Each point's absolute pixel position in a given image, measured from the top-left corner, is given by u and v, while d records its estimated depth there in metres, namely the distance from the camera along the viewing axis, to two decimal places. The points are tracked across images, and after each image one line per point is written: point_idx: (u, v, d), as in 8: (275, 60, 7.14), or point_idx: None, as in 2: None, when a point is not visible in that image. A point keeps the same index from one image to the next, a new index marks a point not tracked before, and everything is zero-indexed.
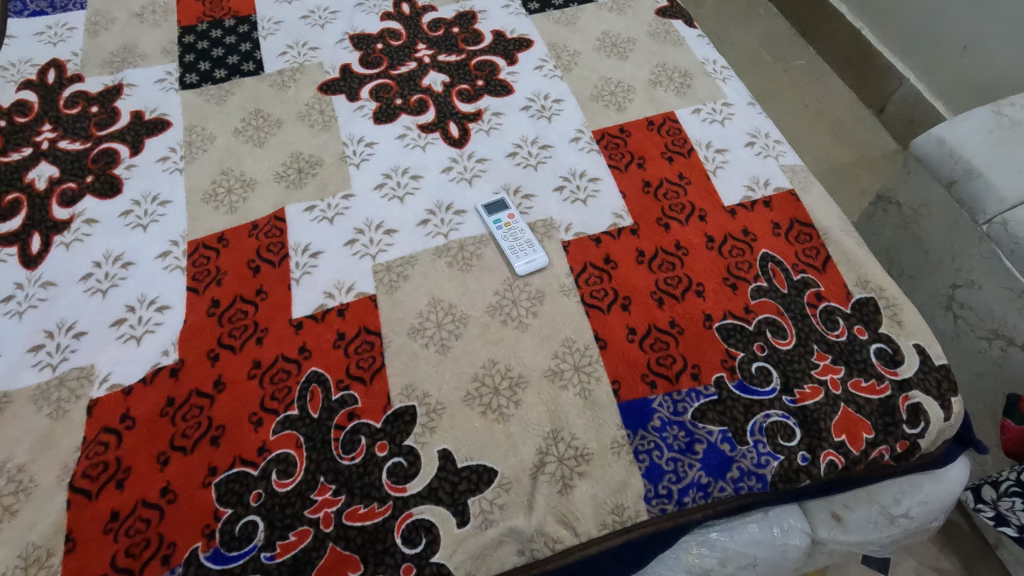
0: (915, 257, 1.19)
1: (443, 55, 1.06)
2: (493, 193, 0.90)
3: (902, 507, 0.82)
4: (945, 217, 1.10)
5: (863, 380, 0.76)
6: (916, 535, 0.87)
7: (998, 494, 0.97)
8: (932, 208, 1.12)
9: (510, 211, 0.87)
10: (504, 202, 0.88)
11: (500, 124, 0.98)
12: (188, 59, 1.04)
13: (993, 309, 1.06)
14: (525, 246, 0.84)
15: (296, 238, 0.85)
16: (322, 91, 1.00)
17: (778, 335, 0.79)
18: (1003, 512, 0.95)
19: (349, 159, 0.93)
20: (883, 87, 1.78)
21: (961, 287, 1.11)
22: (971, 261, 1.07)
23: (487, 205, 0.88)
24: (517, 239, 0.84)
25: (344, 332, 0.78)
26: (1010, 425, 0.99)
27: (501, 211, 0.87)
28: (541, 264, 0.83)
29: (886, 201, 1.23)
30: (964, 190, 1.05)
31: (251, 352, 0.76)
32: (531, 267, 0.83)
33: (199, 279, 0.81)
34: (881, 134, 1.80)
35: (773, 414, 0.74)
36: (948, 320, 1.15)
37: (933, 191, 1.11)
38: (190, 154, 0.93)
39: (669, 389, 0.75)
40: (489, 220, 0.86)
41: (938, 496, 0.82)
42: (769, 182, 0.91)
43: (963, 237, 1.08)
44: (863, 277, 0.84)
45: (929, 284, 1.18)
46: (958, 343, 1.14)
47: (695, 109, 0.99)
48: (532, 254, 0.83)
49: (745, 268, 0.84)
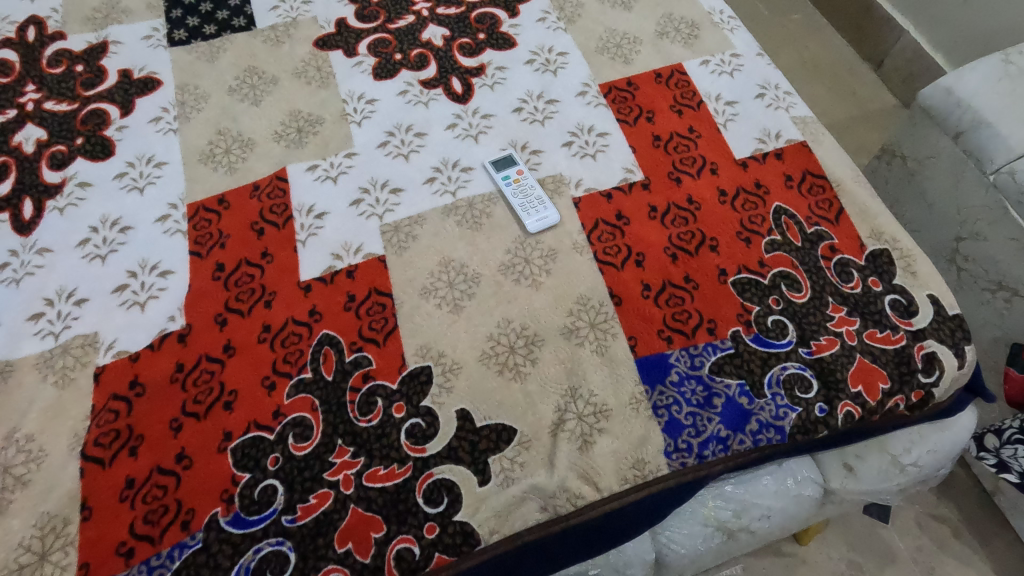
0: (918, 211, 1.19)
1: (442, 7, 1.02)
2: (500, 150, 0.88)
3: (912, 456, 0.83)
4: (951, 169, 1.09)
5: (878, 331, 0.76)
6: (923, 483, 0.89)
7: (1000, 442, 0.98)
8: (937, 159, 1.11)
9: (519, 167, 0.85)
10: (513, 158, 0.86)
11: (504, 79, 0.95)
12: (176, 14, 0.99)
13: (998, 259, 1.06)
14: (535, 202, 0.82)
15: (300, 199, 0.82)
16: (318, 47, 0.97)
17: (792, 289, 0.79)
18: (1006, 458, 0.96)
19: (350, 117, 0.90)
20: (882, 39, 1.75)
21: (965, 240, 1.11)
22: (976, 212, 1.07)
23: (495, 162, 0.86)
24: (527, 196, 0.83)
25: (354, 294, 0.76)
26: (1015, 374, 1.00)
27: (510, 167, 0.85)
28: (553, 221, 0.81)
29: (891, 154, 1.22)
30: (971, 141, 1.04)
31: (260, 316, 0.74)
32: (544, 224, 0.81)
33: (202, 243, 0.79)
34: (879, 87, 1.78)
35: (789, 366, 0.74)
36: (952, 273, 1.15)
37: (939, 142, 1.10)
38: (184, 114, 0.89)
39: (685, 344, 0.74)
40: (497, 177, 0.85)
41: (946, 445, 0.84)
42: (780, 134, 0.90)
43: (968, 189, 1.07)
44: (877, 228, 0.83)
45: (932, 238, 1.17)
46: (961, 296, 1.14)
47: (704, 61, 0.96)
48: (544, 211, 0.82)
49: (758, 221, 0.83)
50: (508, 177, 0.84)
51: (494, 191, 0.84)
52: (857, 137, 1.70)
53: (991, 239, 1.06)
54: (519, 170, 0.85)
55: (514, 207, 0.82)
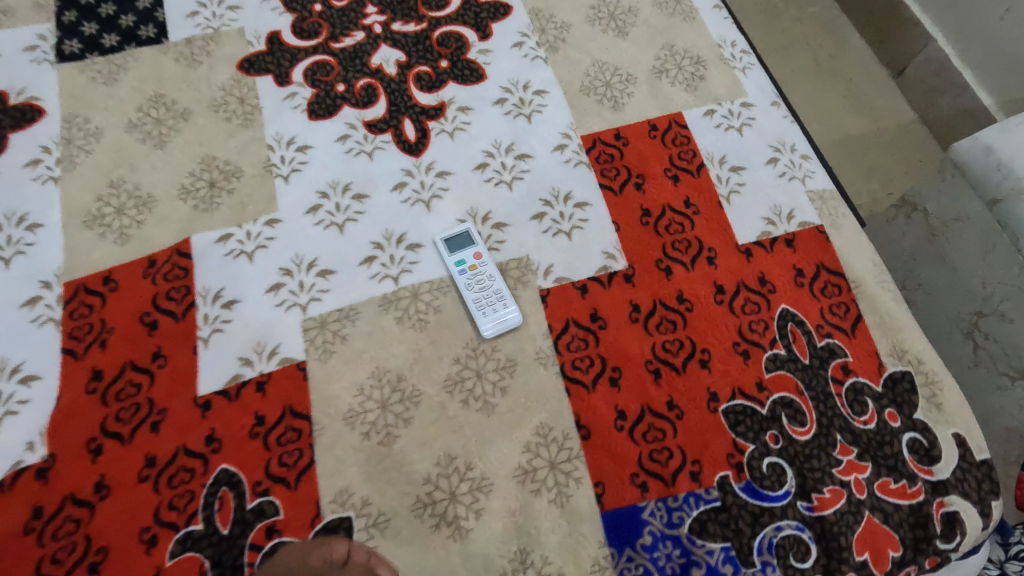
0: (935, 273, 1.05)
1: (399, 23, 0.84)
2: (456, 223, 0.72)
3: None
4: (980, 238, 0.95)
5: (892, 482, 0.64)
6: None
7: None
8: (966, 223, 0.96)
9: (478, 249, 0.70)
10: (471, 236, 0.71)
11: (467, 124, 0.78)
12: (69, 18, 0.81)
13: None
14: (494, 299, 0.68)
15: (205, 281, 0.67)
16: (243, 70, 0.79)
17: (795, 422, 0.66)
18: None
19: (275, 169, 0.73)
20: (903, 43, 1.44)
21: (987, 316, 0.98)
22: (1005, 290, 0.93)
23: (448, 240, 0.71)
24: (484, 289, 0.68)
25: (263, 415, 0.62)
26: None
27: (465, 249, 0.70)
28: (513, 323, 0.67)
29: (910, 207, 1.07)
30: (1009, 213, 0.89)
31: (144, 444, 0.60)
32: (501, 328, 0.67)
33: (78, 337, 0.64)
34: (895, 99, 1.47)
35: (785, 526, 0.61)
36: (967, 348, 1.02)
37: (971, 204, 0.95)
38: (69, 158, 0.73)
39: (662, 494, 0.62)
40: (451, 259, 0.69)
41: None
42: (793, 214, 0.75)
43: (999, 263, 0.93)
44: (901, 344, 0.69)
45: (949, 306, 1.04)
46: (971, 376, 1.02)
47: (709, 110, 0.80)
48: (503, 310, 0.67)
49: (760, 330, 0.69)
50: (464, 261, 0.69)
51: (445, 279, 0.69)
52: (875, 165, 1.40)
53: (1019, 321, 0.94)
54: (477, 252, 0.70)
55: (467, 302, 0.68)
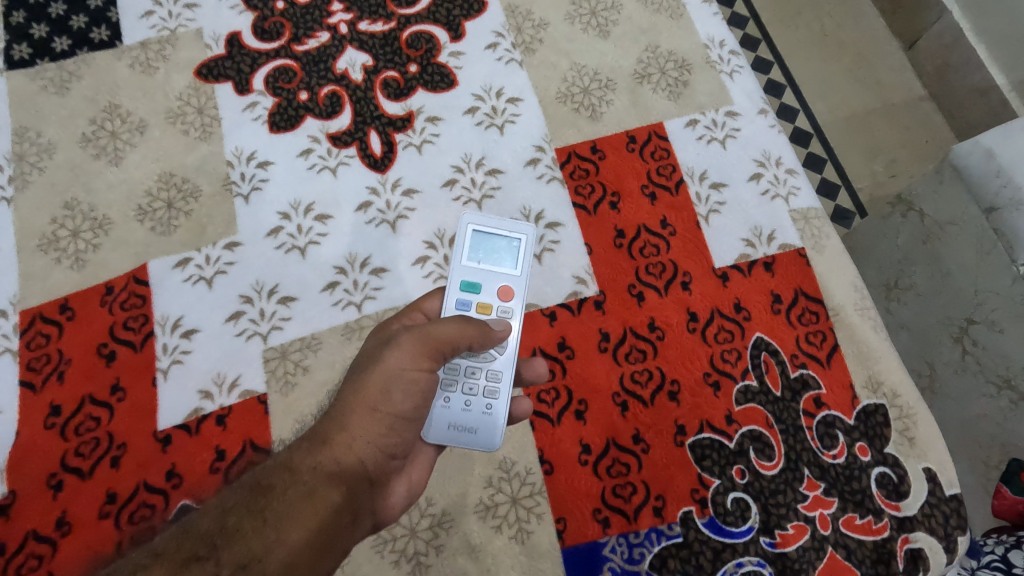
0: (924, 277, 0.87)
1: (366, 22, 0.80)
2: (518, 224, 0.60)
3: None
4: (973, 246, 0.79)
5: (857, 517, 0.64)
6: None
7: None
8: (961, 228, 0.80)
9: (510, 286, 0.57)
10: (512, 260, 0.59)
11: (437, 136, 0.75)
12: (17, 19, 0.76)
13: (1016, 356, 0.76)
14: (479, 389, 0.55)
15: (164, 310, 0.66)
16: (200, 77, 0.75)
17: (762, 457, 0.65)
18: None
19: (235, 187, 0.71)
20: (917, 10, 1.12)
21: (977, 323, 0.81)
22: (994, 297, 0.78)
23: (482, 241, 0.60)
24: (479, 363, 0.55)
25: (224, 451, 0.62)
26: (1006, 492, 0.72)
27: (496, 270, 0.58)
28: (475, 440, 0.55)
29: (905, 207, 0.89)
30: (1006, 224, 0.75)
31: (103, 480, 0.60)
32: (453, 438, 0.55)
33: (37, 369, 0.63)
34: (904, 69, 1.14)
35: (747, 563, 0.62)
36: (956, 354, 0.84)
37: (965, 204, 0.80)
38: (21, 176, 0.70)
39: (625, 529, 0.62)
40: (474, 272, 0.58)
41: None
42: (773, 236, 0.72)
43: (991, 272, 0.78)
44: (877, 376, 0.68)
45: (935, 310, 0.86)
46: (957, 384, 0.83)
47: (691, 121, 0.76)
48: (471, 419, 0.55)
49: (732, 360, 0.68)
50: (486, 285, 0.57)
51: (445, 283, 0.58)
52: (882, 145, 1.10)
53: (1012, 332, 0.77)
54: (506, 286, 0.58)
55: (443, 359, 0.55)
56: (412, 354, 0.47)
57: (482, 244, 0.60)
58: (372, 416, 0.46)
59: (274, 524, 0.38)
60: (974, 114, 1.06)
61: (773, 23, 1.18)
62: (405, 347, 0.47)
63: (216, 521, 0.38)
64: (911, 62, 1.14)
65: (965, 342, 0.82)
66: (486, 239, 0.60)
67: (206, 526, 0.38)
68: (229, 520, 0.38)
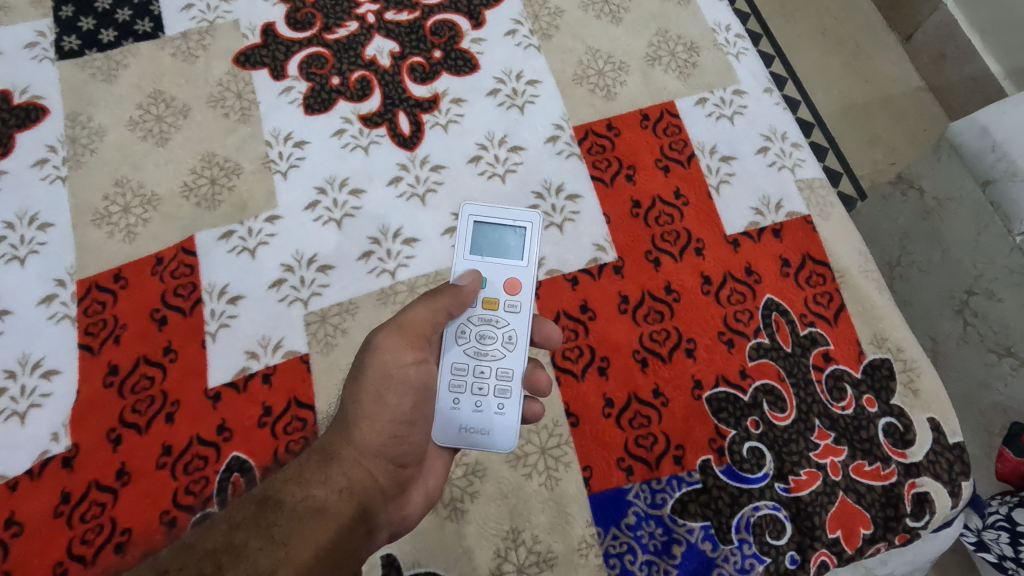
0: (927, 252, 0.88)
1: (392, 12, 0.84)
2: (523, 212, 0.59)
3: (888, 568, 0.69)
4: (971, 218, 0.79)
5: (866, 464, 0.67)
6: None
7: (983, 522, 0.75)
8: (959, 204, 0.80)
9: (516, 279, 0.58)
10: (519, 252, 0.59)
11: (461, 116, 0.79)
12: (66, 13, 0.82)
13: (1014, 325, 0.77)
14: (489, 391, 0.57)
15: (211, 278, 0.70)
16: (238, 64, 0.80)
17: (775, 408, 0.69)
18: (985, 542, 0.75)
19: (274, 165, 0.76)
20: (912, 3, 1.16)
21: (977, 294, 0.82)
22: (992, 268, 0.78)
23: (487, 234, 0.60)
24: (486, 363, 0.57)
25: (270, 406, 0.65)
26: (1009, 454, 0.75)
27: (503, 264, 0.59)
28: (488, 440, 0.57)
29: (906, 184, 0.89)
30: (1004, 195, 0.73)
31: (159, 434, 0.64)
32: (465, 440, 0.56)
33: (94, 333, 0.68)
34: (901, 60, 1.19)
35: (762, 506, 0.65)
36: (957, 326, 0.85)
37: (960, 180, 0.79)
38: (74, 156, 0.75)
39: (647, 476, 0.66)
40: (479, 266, 0.59)
41: (926, 555, 0.70)
42: (781, 205, 0.76)
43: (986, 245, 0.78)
44: (881, 333, 0.71)
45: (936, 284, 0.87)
46: (958, 354, 0.85)
47: (700, 99, 0.81)
48: (482, 420, 0.56)
49: (744, 319, 0.72)
50: (492, 279, 0.58)
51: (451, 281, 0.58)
52: (881, 133, 1.14)
53: (1010, 301, 0.77)
54: (514, 279, 0.58)
55: (448, 364, 0.56)
56: (399, 349, 0.51)
57: (486, 236, 0.60)
58: (377, 430, 0.50)
59: (280, 542, 0.43)
60: (970, 103, 1.10)
61: (775, 17, 1.23)
62: (390, 343, 0.51)
63: (223, 539, 0.43)
64: (908, 53, 1.18)
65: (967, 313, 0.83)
66: (492, 230, 0.60)
67: (218, 542, 0.43)
68: (239, 536, 0.43)
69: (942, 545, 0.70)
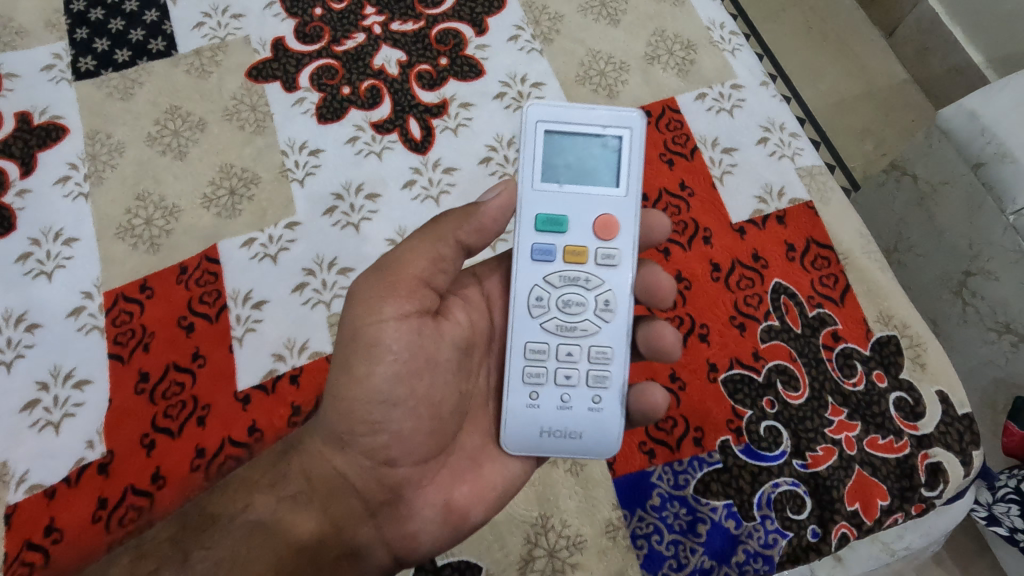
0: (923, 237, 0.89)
1: (397, 22, 0.87)
2: (613, 122, 0.53)
3: (904, 541, 0.70)
4: (965, 203, 0.80)
5: (880, 438, 0.69)
6: (909, 560, 0.77)
7: (993, 496, 0.77)
8: (952, 188, 0.81)
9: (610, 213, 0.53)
10: (613, 177, 0.54)
11: (470, 120, 0.82)
12: (81, 35, 0.85)
13: (1012, 303, 0.79)
14: (582, 381, 0.53)
15: (235, 285, 0.72)
16: (251, 78, 0.83)
17: (789, 388, 0.71)
18: (996, 515, 0.77)
19: (290, 173, 0.78)
20: None
21: (974, 274, 0.83)
22: (987, 247, 0.80)
23: (570, 157, 0.54)
24: (575, 341, 0.53)
25: (299, 406, 0.67)
26: (1015, 428, 0.77)
27: (592, 189, 0.54)
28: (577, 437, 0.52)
29: (899, 171, 0.90)
30: (995, 175, 0.76)
31: (192, 437, 0.66)
32: (552, 440, 0.52)
33: (123, 343, 0.70)
34: (887, 54, 1.22)
35: (782, 483, 0.67)
36: (956, 306, 0.87)
37: (951, 165, 0.81)
38: (96, 173, 0.78)
39: (669, 459, 0.68)
40: (566, 201, 0.53)
41: (939, 528, 0.72)
42: (784, 192, 0.79)
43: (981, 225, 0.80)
44: (887, 311, 0.74)
45: (932, 267, 0.89)
46: (960, 334, 0.87)
47: (700, 94, 0.84)
48: (573, 421, 0.52)
49: (754, 303, 0.74)
50: (581, 216, 0.53)
51: (529, 215, 0.53)
52: (870, 126, 1.17)
53: (1007, 279, 0.79)
54: (609, 215, 0.53)
55: (532, 348, 0.53)
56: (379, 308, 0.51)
57: (567, 151, 0.54)
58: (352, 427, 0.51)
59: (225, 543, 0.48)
60: (955, 92, 1.13)
61: (763, 16, 1.27)
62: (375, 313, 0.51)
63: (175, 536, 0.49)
64: (892, 46, 1.22)
65: (965, 294, 0.85)
66: (575, 146, 0.54)
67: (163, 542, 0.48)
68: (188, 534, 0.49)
69: (955, 518, 0.72)
